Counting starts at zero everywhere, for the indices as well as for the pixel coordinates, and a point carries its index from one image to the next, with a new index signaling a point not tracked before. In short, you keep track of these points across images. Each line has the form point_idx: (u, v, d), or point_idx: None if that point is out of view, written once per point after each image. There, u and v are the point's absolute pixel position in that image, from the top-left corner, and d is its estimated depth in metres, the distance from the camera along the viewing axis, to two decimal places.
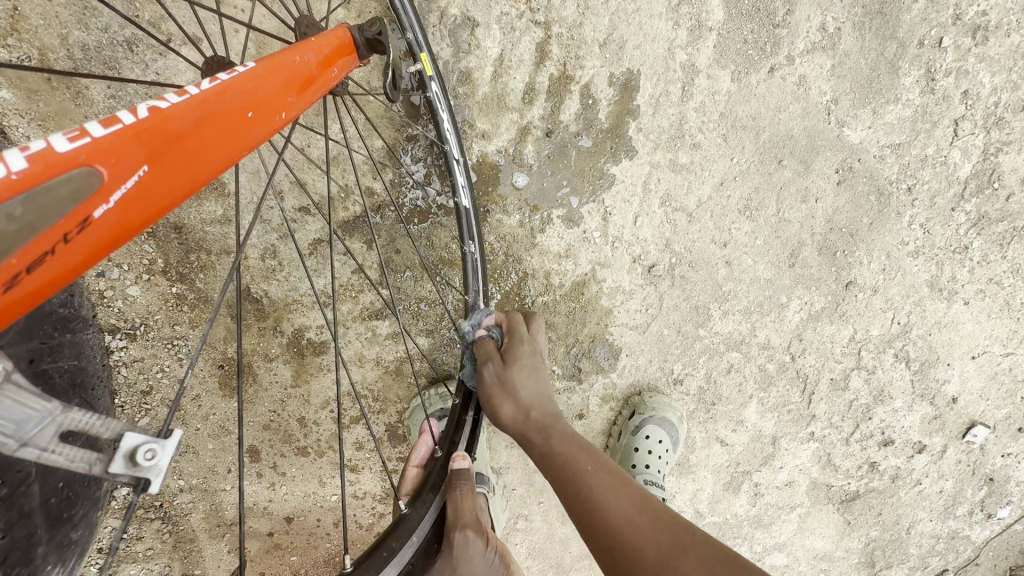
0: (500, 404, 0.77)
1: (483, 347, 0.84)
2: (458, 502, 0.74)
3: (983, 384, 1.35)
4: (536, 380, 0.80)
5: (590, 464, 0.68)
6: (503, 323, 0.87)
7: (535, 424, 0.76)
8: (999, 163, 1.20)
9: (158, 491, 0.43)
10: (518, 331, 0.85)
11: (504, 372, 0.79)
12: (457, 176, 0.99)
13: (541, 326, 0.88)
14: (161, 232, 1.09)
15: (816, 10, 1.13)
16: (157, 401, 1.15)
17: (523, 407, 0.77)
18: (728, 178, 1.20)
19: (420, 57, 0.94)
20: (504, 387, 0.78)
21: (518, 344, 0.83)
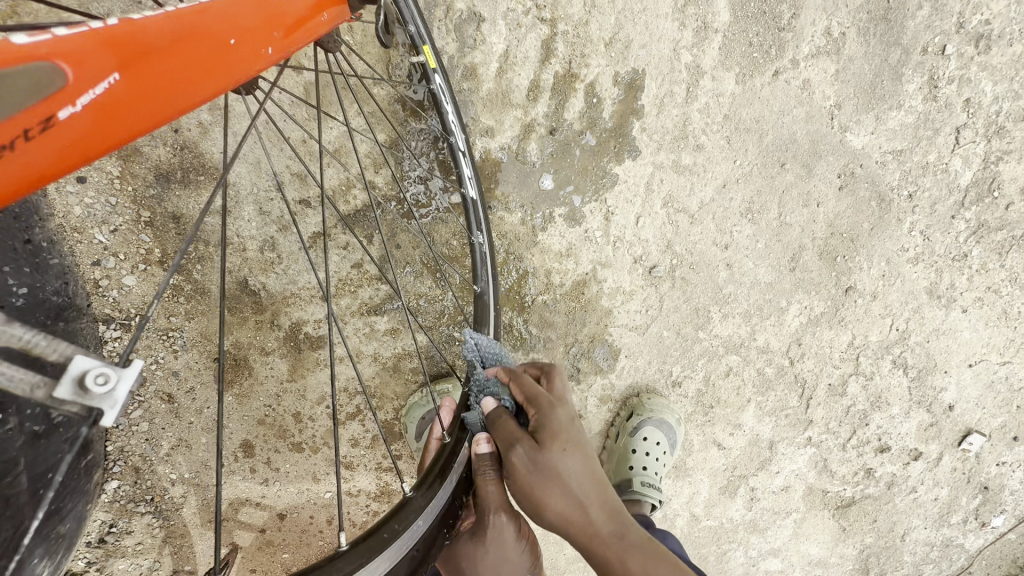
0: (545, 500, 0.69)
1: (502, 425, 0.73)
2: (485, 488, 0.74)
3: (979, 393, 1.36)
4: (584, 463, 0.70)
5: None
6: (517, 387, 0.75)
7: (596, 529, 0.68)
8: (999, 171, 1.21)
9: (111, 424, 0.40)
10: (542, 399, 0.73)
11: (543, 461, 0.69)
12: (463, 167, 0.98)
13: (563, 379, 0.77)
14: (158, 222, 1.09)
15: (821, 14, 1.13)
16: (150, 393, 1.13)
17: (578, 507, 0.69)
18: (730, 180, 1.20)
19: (423, 50, 0.93)
20: (550, 483, 0.69)
21: (551, 415, 0.71)
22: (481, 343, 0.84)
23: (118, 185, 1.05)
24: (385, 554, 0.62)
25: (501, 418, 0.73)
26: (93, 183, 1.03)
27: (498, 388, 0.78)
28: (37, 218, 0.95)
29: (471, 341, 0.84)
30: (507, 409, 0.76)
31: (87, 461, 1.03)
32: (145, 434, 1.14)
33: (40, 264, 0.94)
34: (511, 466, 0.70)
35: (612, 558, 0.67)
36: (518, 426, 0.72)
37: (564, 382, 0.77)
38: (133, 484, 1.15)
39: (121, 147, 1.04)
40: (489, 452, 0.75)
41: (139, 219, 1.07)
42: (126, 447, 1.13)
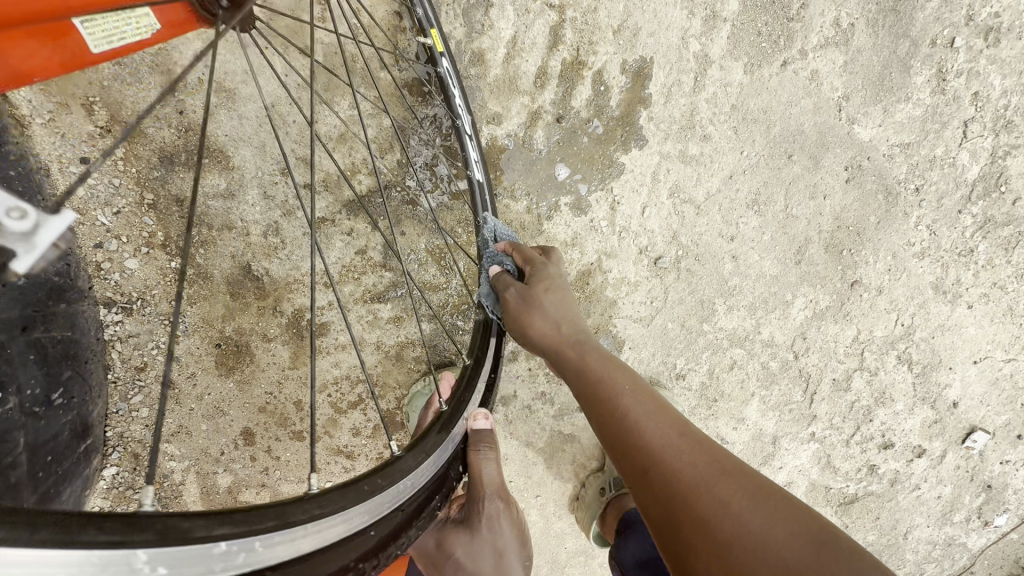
0: (530, 322, 0.83)
1: (502, 275, 0.89)
2: (482, 470, 0.84)
3: (984, 390, 1.35)
4: (564, 301, 0.85)
5: (625, 386, 0.74)
6: (520, 251, 0.91)
7: (568, 342, 0.82)
8: (1007, 166, 1.20)
9: (21, 267, 0.42)
10: (537, 257, 0.89)
11: (528, 291, 0.84)
12: (469, 149, 0.97)
13: (560, 256, 0.93)
14: (161, 204, 1.08)
15: (830, 5, 1.13)
16: (151, 378, 1.13)
17: (555, 326, 0.83)
18: (737, 171, 1.19)
19: (431, 33, 0.94)
20: (533, 308, 0.83)
21: (543, 266, 0.87)
22: (498, 227, 0.95)
23: (121, 167, 1.04)
24: (386, 495, 0.63)
25: (500, 270, 0.89)
26: (97, 164, 1.03)
27: (504, 258, 0.92)
28: (38, 195, 0.94)
29: (489, 225, 0.95)
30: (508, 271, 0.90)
31: (84, 445, 1.02)
32: (145, 419, 1.14)
33: (41, 242, 0.93)
34: (504, 300, 0.86)
35: (578, 360, 0.80)
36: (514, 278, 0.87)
37: (561, 259, 0.93)
38: (132, 471, 1.14)
39: (127, 129, 1.04)
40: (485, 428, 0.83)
41: (142, 201, 1.07)
42: (125, 432, 1.13)
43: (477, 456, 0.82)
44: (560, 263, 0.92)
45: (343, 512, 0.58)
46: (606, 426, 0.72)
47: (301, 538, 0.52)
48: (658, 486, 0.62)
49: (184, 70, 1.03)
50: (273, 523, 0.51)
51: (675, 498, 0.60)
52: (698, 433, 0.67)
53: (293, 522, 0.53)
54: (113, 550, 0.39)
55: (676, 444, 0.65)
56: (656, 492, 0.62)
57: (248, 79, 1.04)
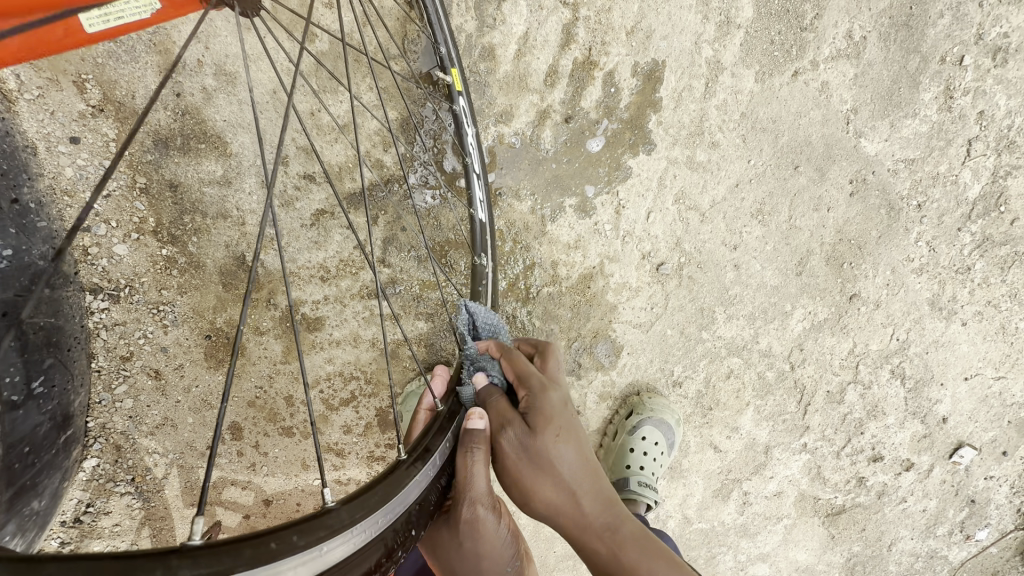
0: (535, 484, 0.71)
1: (495, 403, 0.74)
2: (471, 474, 0.70)
3: (973, 406, 1.35)
4: (575, 449, 0.72)
5: (657, 568, 0.65)
6: (510, 362, 0.76)
7: (583, 515, 0.70)
8: (1007, 186, 1.21)
9: None
10: (534, 379, 0.74)
11: (532, 443, 0.71)
12: (476, 189, 0.98)
13: (557, 361, 0.78)
14: (154, 189, 1.04)
15: (843, 16, 1.12)
16: (136, 368, 1.09)
17: (567, 493, 0.71)
18: (743, 179, 1.19)
19: (451, 72, 0.95)
20: (541, 469, 0.71)
21: (543, 397, 0.73)
22: (477, 315, 0.82)
23: (112, 148, 1.01)
24: (398, 498, 0.60)
25: (492, 397, 0.75)
26: (88, 144, 0.99)
27: (489, 362, 0.78)
28: (26, 176, 0.93)
29: (465, 314, 0.82)
30: (498, 387, 0.77)
31: (64, 436, 1.00)
32: (129, 411, 1.10)
33: (26, 226, 0.91)
34: (502, 447, 0.72)
35: (599, 541, 0.68)
36: (509, 406, 0.73)
37: (558, 364, 0.79)
38: (113, 462, 1.11)
39: (120, 109, 1.00)
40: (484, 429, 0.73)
41: (134, 185, 1.03)
42: (108, 424, 1.09)
43: (467, 457, 0.70)
44: (558, 370, 0.78)
45: (360, 525, 0.54)
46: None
47: (324, 553, 0.49)
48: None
49: (184, 50, 1.00)
50: (299, 540, 0.48)
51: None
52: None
53: (315, 539, 0.49)
54: None
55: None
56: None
57: (249, 62, 1.00)
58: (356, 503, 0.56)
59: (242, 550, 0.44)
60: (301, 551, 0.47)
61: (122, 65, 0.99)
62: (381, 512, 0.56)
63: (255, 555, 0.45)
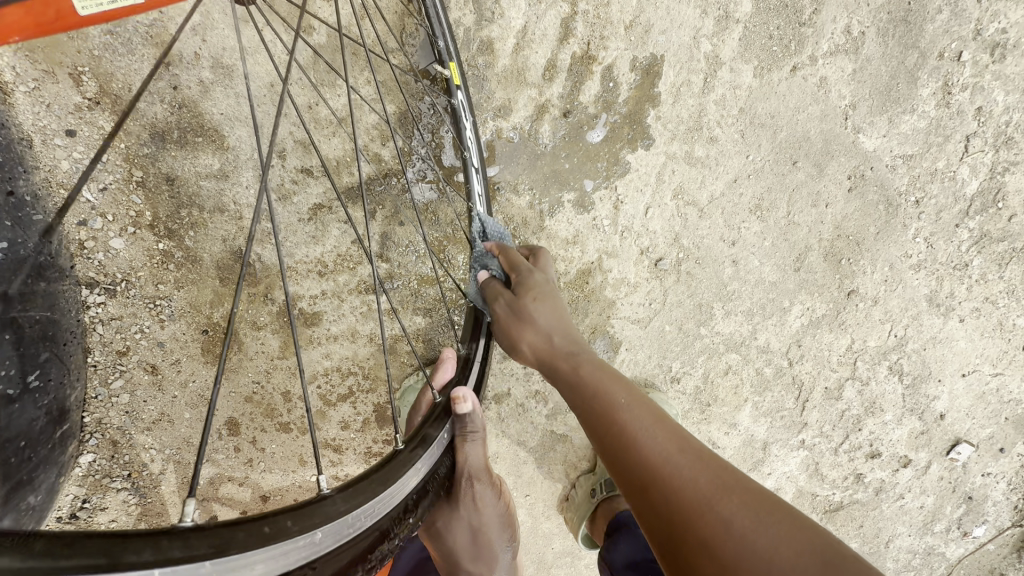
0: (520, 333, 0.84)
1: (491, 286, 0.88)
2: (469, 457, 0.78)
3: (971, 403, 1.36)
4: (554, 310, 0.85)
5: (622, 395, 0.72)
6: (505, 257, 0.90)
7: (561, 352, 0.81)
8: (1005, 182, 1.21)
9: None
10: (523, 265, 0.88)
11: (518, 305, 0.84)
12: (474, 183, 0.97)
13: (547, 259, 0.93)
14: (150, 182, 1.04)
15: (842, 12, 1.12)
16: (133, 363, 1.08)
17: (547, 340, 0.83)
18: (741, 175, 1.19)
19: (449, 66, 0.95)
20: (523, 322, 0.83)
21: (529, 276, 0.86)
22: (487, 224, 0.97)
23: (109, 142, 1.01)
24: (389, 491, 0.60)
25: (491, 281, 0.88)
26: (84, 137, 0.99)
27: (490, 260, 0.92)
28: (21, 169, 0.93)
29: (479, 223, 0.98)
30: (496, 277, 0.90)
31: (60, 431, 1.00)
32: (125, 406, 1.09)
33: (21, 219, 0.90)
34: (497, 315, 0.86)
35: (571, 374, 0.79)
36: (503, 286, 0.87)
37: (548, 262, 0.93)
38: (110, 458, 1.10)
39: (117, 102, 1.00)
40: (470, 411, 0.76)
41: (131, 178, 1.03)
42: (104, 419, 1.08)
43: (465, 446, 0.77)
44: (548, 268, 0.92)
45: (354, 512, 0.54)
46: (610, 446, 0.68)
47: (318, 539, 0.49)
48: (679, 532, 0.55)
49: (181, 43, 0.99)
50: (294, 526, 0.48)
51: (677, 518, 0.56)
52: (697, 444, 0.64)
53: (311, 525, 0.49)
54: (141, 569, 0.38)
55: (676, 457, 0.61)
56: (656, 509, 0.59)
57: (247, 56, 1.00)
58: (347, 492, 0.56)
59: (236, 533, 0.45)
60: (296, 537, 0.47)
61: (120, 57, 0.99)
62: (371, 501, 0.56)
63: (250, 538, 0.45)
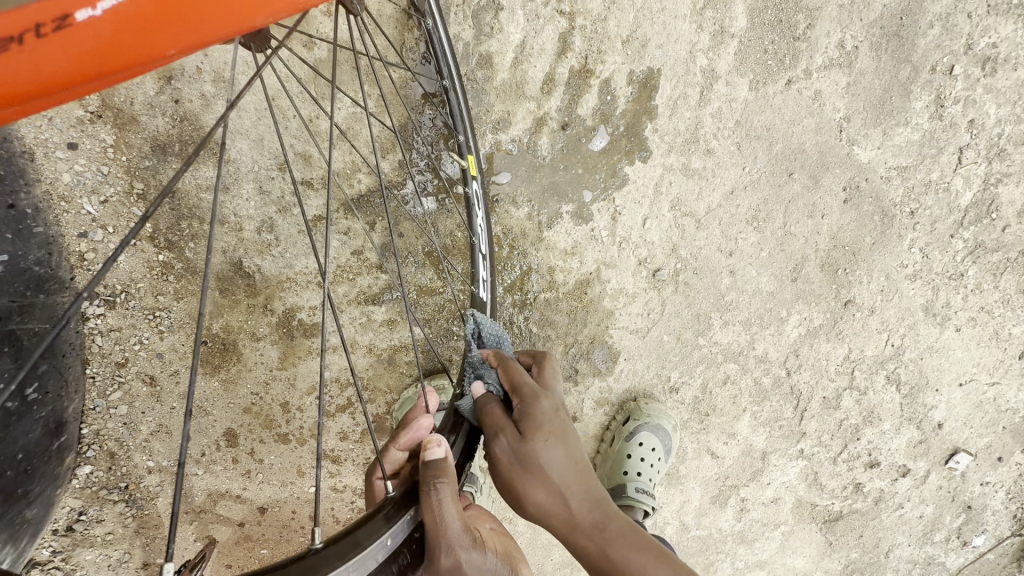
0: (524, 486, 0.70)
1: (489, 413, 0.73)
2: (439, 510, 0.61)
3: (969, 412, 1.36)
4: (565, 450, 0.71)
5: (643, 557, 0.66)
6: (505, 373, 0.75)
7: (578, 523, 0.69)
8: (998, 194, 1.22)
9: None
10: (526, 387, 0.73)
11: (523, 448, 0.70)
12: (480, 268, 0.95)
13: (551, 369, 0.78)
14: (151, 194, 1.04)
15: (836, 27, 1.14)
16: (132, 374, 1.08)
17: (554, 493, 0.70)
18: (738, 186, 1.20)
19: (467, 158, 0.98)
20: (531, 472, 0.70)
21: (534, 404, 0.72)
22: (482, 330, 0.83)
23: (111, 155, 1.01)
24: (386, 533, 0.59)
25: (487, 404, 0.73)
26: (85, 150, 0.99)
27: (487, 373, 0.78)
28: (23, 182, 0.95)
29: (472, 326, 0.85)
30: (495, 397, 0.75)
31: (58, 443, 1.02)
32: (123, 417, 1.09)
33: (23, 232, 0.94)
34: (496, 455, 0.72)
35: (587, 541, 0.69)
36: (504, 416, 0.72)
37: (553, 372, 0.78)
38: (107, 470, 1.10)
39: (119, 115, 1.00)
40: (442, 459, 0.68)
41: (131, 191, 1.03)
42: (102, 430, 1.08)
43: (431, 494, 0.62)
44: (553, 381, 0.77)
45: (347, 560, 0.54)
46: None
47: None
48: None
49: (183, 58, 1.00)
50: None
51: None
52: None
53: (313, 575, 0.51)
54: None
55: None
56: None
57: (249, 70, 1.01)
58: (368, 526, 0.59)
59: None
60: None
61: None
62: (397, 521, 0.60)
63: None
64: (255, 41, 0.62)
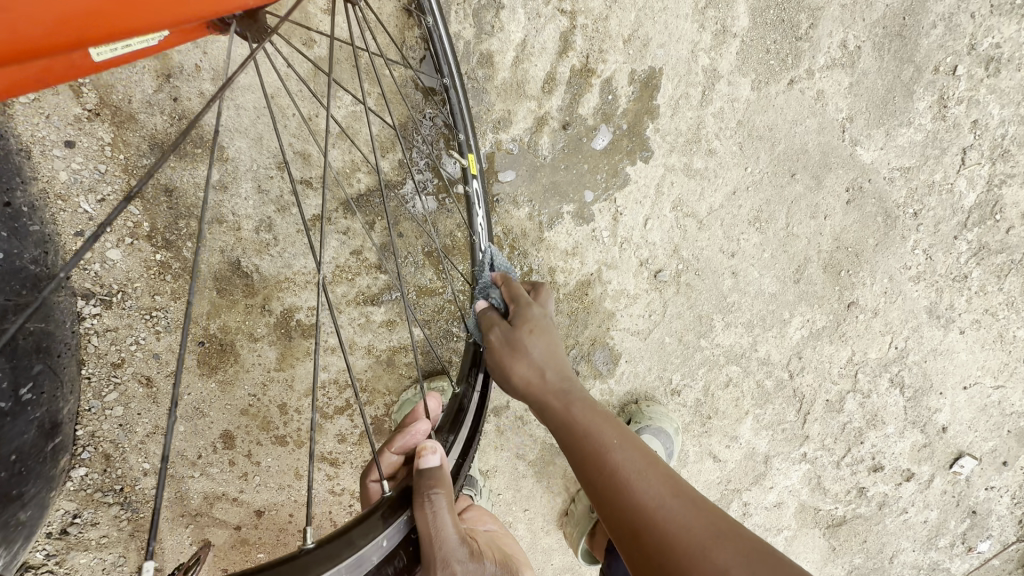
0: (511, 368, 0.79)
1: (488, 313, 0.84)
2: (436, 521, 0.60)
3: (973, 415, 1.35)
4: (549, 346, 0.80)
5: (613, 437, 0.71)
6: (506, 287, 0.85)
7: (550, 389, 0.78)
8: (1002, 195, 1.21)
9: None
10: (523, 296, 0.83)
11: (513, 334, 0.79)
12: (480, 267, 0.94)
13: (547, 293, 0.88)
14: (148, 193, 1.03)
15: (838, 26, 1.13)
16: (128, 375, 1.07)
17: (538, 376, 0.79)
18: (740, 187, 1.19)
19: (467, 156, 0.97)
20: (517, 354, 0.79)
21: (527, 307, 0.82)
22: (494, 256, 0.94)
23: (108, 153, 1.00)
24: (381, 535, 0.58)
25: (487, 310, 0.84)
26: (83, 148, 0.99)
27: (492, 289, 0.87)
28: (19, 180, 0.93)
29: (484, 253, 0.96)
30: (495, 306, 0.85)
31: (52, 444, 0.99)
32: (118, 419, 1.08)
33: (19, 230, 0.91)
34: (489, 345, 0.81)
35: (563, 415, 0.76)
36: (500, 316, 0.82)
37: (549, 296, 0.88)
38: (102, 472, 1.08)
39: (117, 113, 1.00)
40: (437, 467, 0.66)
41: (129, 190, 1.02)
42: (97, 432, 1.07)
43: (427, 505, 0.61)
44: (549, 303, 0.87)
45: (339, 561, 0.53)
46: (603, 487, 0.67)
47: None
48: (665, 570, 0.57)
49: (182, 56, 0.99)
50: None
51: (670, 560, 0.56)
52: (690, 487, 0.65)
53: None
54: None
55: (669, 503, 0.62)
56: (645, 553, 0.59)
57: (248, 69, 1.00)
58: (362, 526, 0.58)
59: None
60: None
61: (119, 69, 0.98)
62: (394, 521, 0.60)
63: None
64: (251, 32, 0.63)
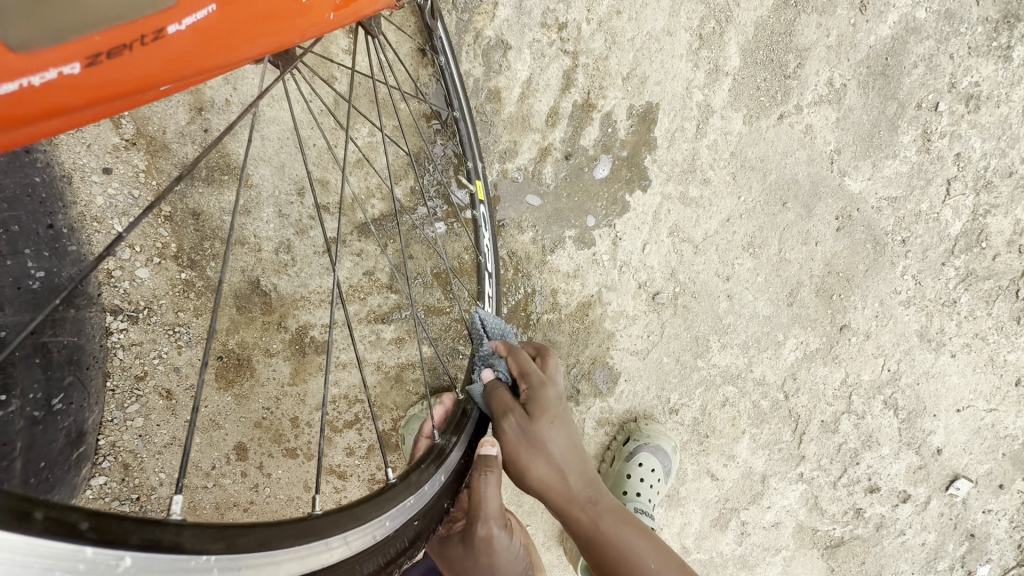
0: (529, 463, 0.74)
1: (497, 397, 0.78)
2: (486, 494, 0.75)
3: (967, 438, 1.38)
4: (568, 435, 0.75)
5: (637, 536, 0.70)
6: (514, 361, 0.80)
7: (577, 496, 0.73)
8: (987, 224, 1.27)
9: None
10: (535, 374, 0.78)
11: (530, 428, 0.74)
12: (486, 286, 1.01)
13: (556, 361, 0.82)
14: (177, 217, 1.11)
15: (824, 66, 1.21)
16: (149, 388, 1.13)
17: (557, 470, 0.74)
18: (733, 215, 1.25)
19: (476, 182, 1.04)
20: (537, 451, 0.74)
21: (541, 390, 0.76)
22: (487, 320, 0.89)
23: (141, 179, 1.08)
24: (399, 506, 0.65)
25: (496, 388, 0.79)
26: (119, 175, 1.07)
27: (495, 359, 0.83)
28: (61, 205, 0.99)
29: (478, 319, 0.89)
30: (502, 380, 0.81)
31: (76, 453, 1.02)
32: (139, 429, 1.13)
33: (58, 250, 0.97)
34: (503, 433, 0.76)
35: (586, 517, 0.72)
36: (513, 399, 0.77)
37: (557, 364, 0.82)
38: (120, 481, 1.13)
39: (151, 143, 1.08)
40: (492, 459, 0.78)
41: (159, 213, 1.10)
42: (117, 442, 1.12)
43: (483, 482, 0.75)
44: (557, 372, 0.82)
45: (364, 522, 0.60)
46: None
47: (350, 542, 0.57)
48: None
49: (214, 90, 1.09)
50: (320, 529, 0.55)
51: None
52: None
53: (339, 530, 0.57)
54: (188, 554, 0.43)
55: None
56: None
57: (273, 103, 1.08)
58: (380, 498, 0.65)
59: (283, 528, 0.53)
60: (310, 544, 0.53)
61: (156, 103, 1.07)
62: (406, 499, 0.67)
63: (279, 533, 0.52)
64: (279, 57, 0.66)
